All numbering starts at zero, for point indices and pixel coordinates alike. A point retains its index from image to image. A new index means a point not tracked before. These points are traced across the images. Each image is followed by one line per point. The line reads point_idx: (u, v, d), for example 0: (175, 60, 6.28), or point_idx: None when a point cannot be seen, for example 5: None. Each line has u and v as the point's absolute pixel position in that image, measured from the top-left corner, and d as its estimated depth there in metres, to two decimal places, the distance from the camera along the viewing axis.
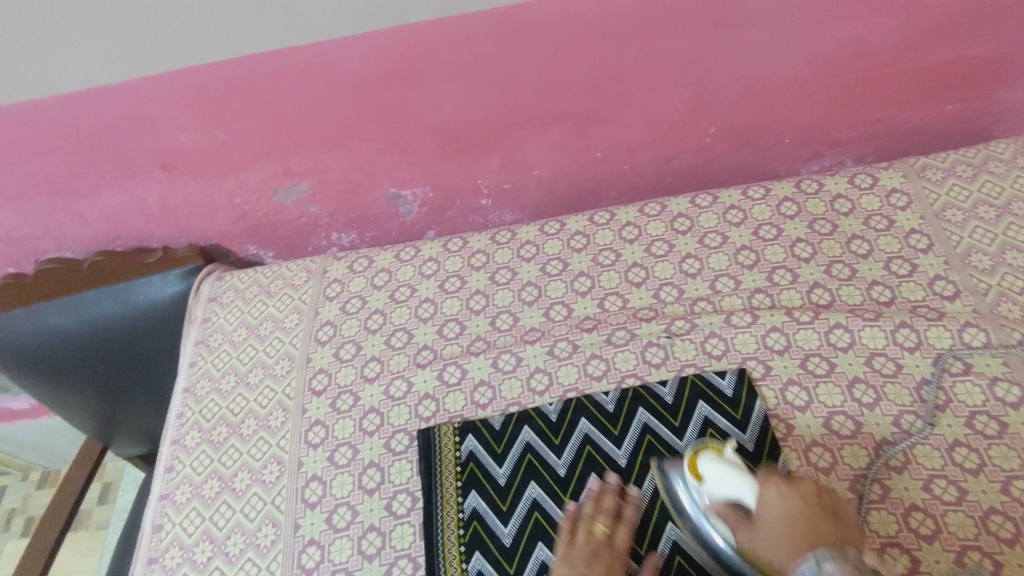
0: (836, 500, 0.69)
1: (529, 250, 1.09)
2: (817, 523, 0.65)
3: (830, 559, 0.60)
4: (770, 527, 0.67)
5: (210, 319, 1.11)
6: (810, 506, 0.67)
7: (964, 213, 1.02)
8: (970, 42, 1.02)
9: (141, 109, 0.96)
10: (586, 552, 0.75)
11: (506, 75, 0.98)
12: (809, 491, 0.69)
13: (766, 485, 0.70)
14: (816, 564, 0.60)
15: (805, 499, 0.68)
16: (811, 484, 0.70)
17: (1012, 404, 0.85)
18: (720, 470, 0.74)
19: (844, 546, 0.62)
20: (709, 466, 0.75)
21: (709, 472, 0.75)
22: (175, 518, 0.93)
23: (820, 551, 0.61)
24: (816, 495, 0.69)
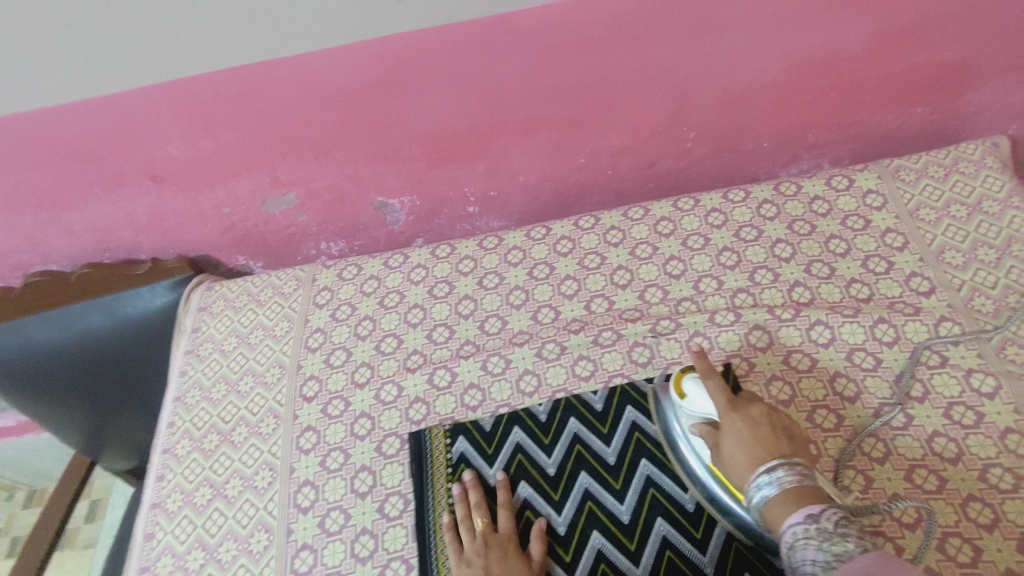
0: (784, 418, 0.77)
1: (516, 254, 1.11)
2: (770, 438, 0.74)
3: (781, 468, 0.70)
4: (728, 447, 0.75)
5: (200, 328, 1.12)
6: (762, 424, 0.75)
7: (937, 212, 1.06)
8: (937, 47, 1.05)
9: (129, 120, 0.97)
10: (477, 549, 0.81)
11: (490, 83, 1.01)
12: (761, 412, 0.77)
13: (727, 408, 0.78)
14: (769, 473, 0.70)
15: (758, 420, 0.76)
16: (762, 404, 0.78)
17: (987, 394, 0.87)
18: (702, 389, 0.81)
19: (792, 455, 0.71)
20: (692, 386, 0.83)
21: (692, 391, 0.82)
22: (167, 526, 0.93)
23: (771, 462, 0.71)
24: (768, 414, 0.77)
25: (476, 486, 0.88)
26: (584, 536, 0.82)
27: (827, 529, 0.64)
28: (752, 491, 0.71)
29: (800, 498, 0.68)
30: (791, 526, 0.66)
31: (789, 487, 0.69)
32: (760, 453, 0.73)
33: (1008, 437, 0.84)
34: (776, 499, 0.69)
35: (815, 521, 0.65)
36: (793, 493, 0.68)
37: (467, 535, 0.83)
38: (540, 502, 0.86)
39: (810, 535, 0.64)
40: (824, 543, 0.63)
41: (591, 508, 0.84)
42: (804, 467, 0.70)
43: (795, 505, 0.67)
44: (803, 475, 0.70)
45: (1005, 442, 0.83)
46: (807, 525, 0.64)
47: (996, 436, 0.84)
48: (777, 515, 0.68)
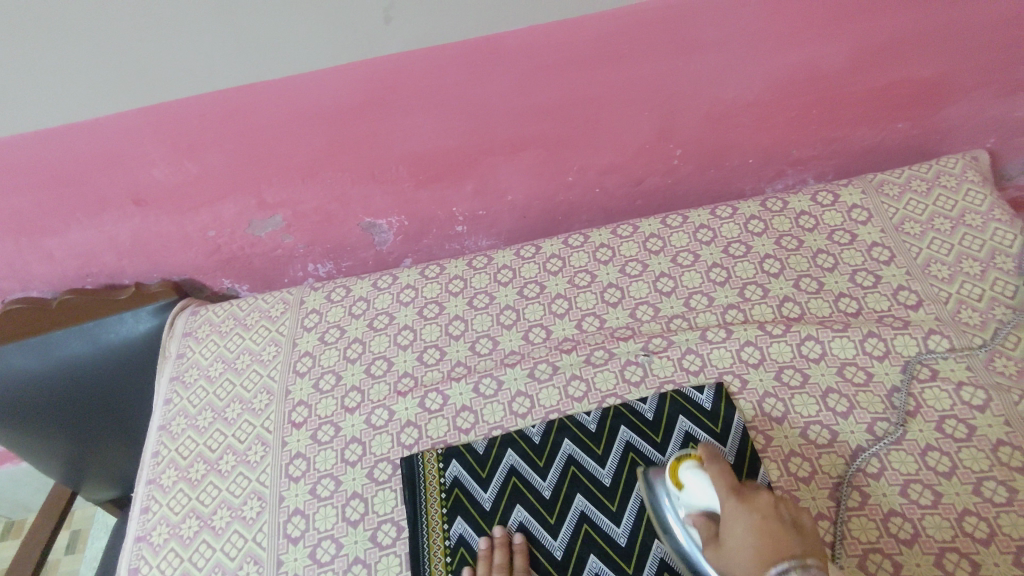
0: (794, 510, 0.68)
1: (505, 274, 1.11)
2: (780, 536, 0.64)
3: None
4: (734, 545, 0.65)
5: (185, 354, 1.10)
6: (771, 518, 0.66)
7: (922, 226, 1.07)
8: (915, 64, 1.07)
9: (112, 144, 0.95)
10: None
11: (477, 104, 1.01)
12: (768, 503, 0.67)
13: (730, 499, 0.68)
14: None
15: (765, 512, 0.66)
16: (769, 495, 0.69)
17: (979, 407, 0.88)
18: (703, 478, 0.72)
19: (806, 559, 0.62)
20: (690, 475, 0.73)
21: (691, 481, 0.73)
22: (152, 560, 0.90)
23: (784, 567, 0.61)
24: (776, 506, 0.68)
25: (504, 545, 0.82)
26: (582, 561, 0.81)
27: None
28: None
29: None
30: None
31: None
32: (771, 554, 0.62)
33: (1000, 450, 0.84)
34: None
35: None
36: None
37: None
38: (537, 526, 0.84)
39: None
40: None
41: (587, 531, 0.83)
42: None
43: None
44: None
45: (997, 455, 0.84)
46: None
47: (988, 449, 0.84)
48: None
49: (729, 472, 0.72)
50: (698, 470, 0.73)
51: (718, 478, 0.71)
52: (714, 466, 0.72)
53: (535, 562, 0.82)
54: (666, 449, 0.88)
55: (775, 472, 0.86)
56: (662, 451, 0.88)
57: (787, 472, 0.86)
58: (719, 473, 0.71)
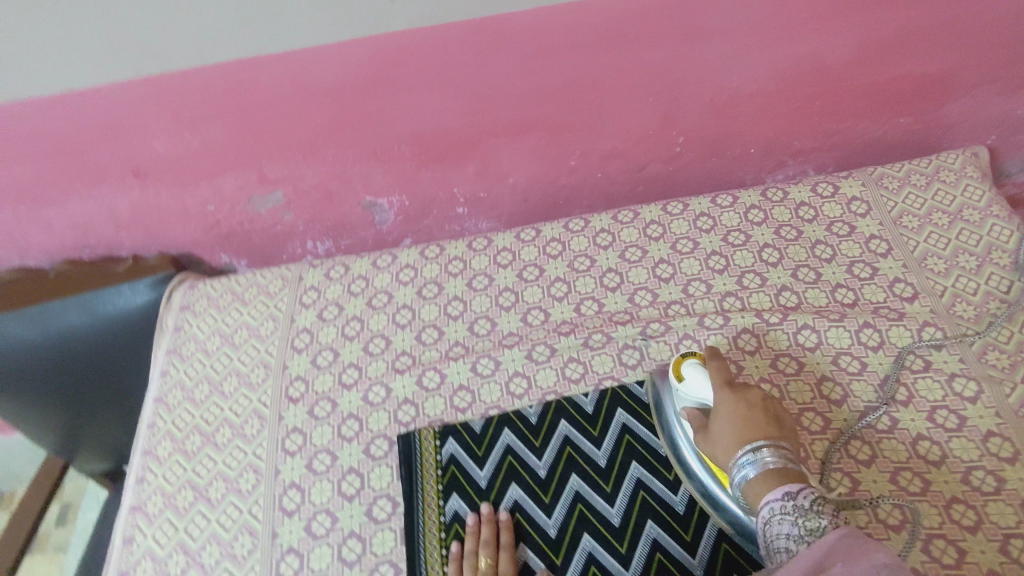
0: (780, 410, 0.77)
1: (505, 256, 1.11)
2: (761, 422, 0.75)
3: (765, 449, 0.71)
4: (719, 425, 0.77)
5: (182, 328, 1.09)
6: (756, 409, 0.76)
7: (920, 219, 1.08)
8: (918, 58, 1.07)
9: (113, 114, 0.95)
10: None
11: (481, 84, 1.00)
12: (757, 398, 0.78)
13: (723, 390, 0.79)
14: (753, 452, 0.72)
15: (752, 403, 0.77)
16: (759, 391, 0.79)
17: (970, 398, 0.89)
18: (701, 373, 0.83)
19: (779, 440, 0.72)
20: (691, 370, 0.84)
21: (691, 375, 0.84)
22: (147, 530, 0.90)
23: (758, 442, 0.72)
24: (764, 401, 0.78)
25: (491, 522, 0.83)
26: (575, 540, 0.81)
27: (802, 505, 0.65)
28: (735, 470, 0.73)
29: (777, 478, 0.69)
30: (767, 502, 0.68)
31: (770, 467, 0.70)
32: (749, 433, 0.74)
33: (990, 440, 0.85)
34: (757, 478, 0.70)
35: (791, 497, 0.66)
36: (775, 473, 0.70)
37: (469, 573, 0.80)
38: (531, 504, 0.85)
39: (785, 510, 0.66)
40: (799, 518, 0.64)
41: (581, 511, 0.84)
42: (789, 453, 0.71)
43: (773, 484, 0.69)
44: (787, 458, 0.71)
45: (987, 445, 0.85)
46: (782, 501, 0.66)
47: (978, 440, 0.86)
48: (755, 494, 0.70)
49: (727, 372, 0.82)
50: (700, 367, 0.84)
51: (715, 373, 0.82)
52: (715, 365, 0.83)
53: (529, 540, 0.82)
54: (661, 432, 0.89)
55: None
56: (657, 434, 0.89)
57: None
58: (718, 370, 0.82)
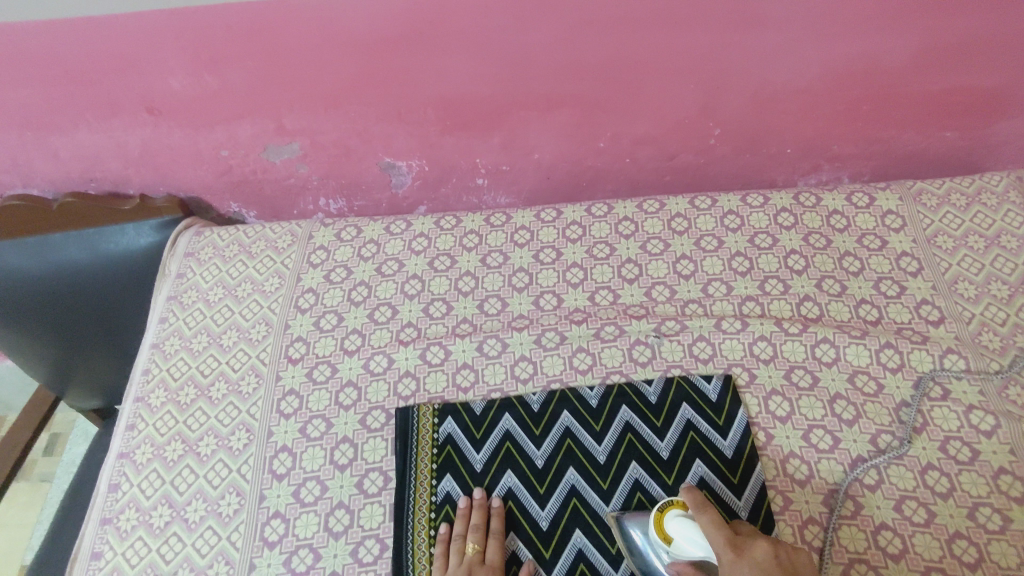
0: (794, 554, 0.61)
1: (523, 235, 1.07)
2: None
3: None
4: None
5: (185, 275, 1.07)
6: (770, 568, 0.59)
7: (955, 241, 1.04)
8: (977, 71, 1.02)
9: (131, 44, 0.90)
10: None
11: (517, 52, 0.96)
12: (767, 552, 0.60)
13: (726, 554, 0.61)
14: None
15: (765, 567, 0.59)
16: (765, 541, 0.62)
17: (985, 432, 0.86)
18: (689, 531, 0.68)
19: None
20: (677, 525, 0.69)
21: (678, 533, 0.68)
22: (134, 478, 0.89)
23: None
24: (774, 552, 0.61)
25: (482, 507, 0.81)
26: (567, 534, 0.80)
27: None
28: None
29: None
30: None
31: None
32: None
33: (1000, 478, 0.83)
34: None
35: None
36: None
37: (455, 557, 0.78)
38: (525, 494, 0.83)
39: None
40: None
41: (576, 505, 0.82)
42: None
43: None
44: None
45: (997, 482, 0.82)
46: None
47: (989, 476, 0.83)
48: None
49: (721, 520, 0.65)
50: (688, 521, 0.68)
51: (710, 529, 0.64)
52: (703, 516, 0.66)
53: (519, 530, 0.81)
54: (665, 435, 0.87)
55: (772, 471, 0.85)
56: (661, 436, 0.86)
57: (784, 473, 0.84)
58: (709, 523, 0.65)
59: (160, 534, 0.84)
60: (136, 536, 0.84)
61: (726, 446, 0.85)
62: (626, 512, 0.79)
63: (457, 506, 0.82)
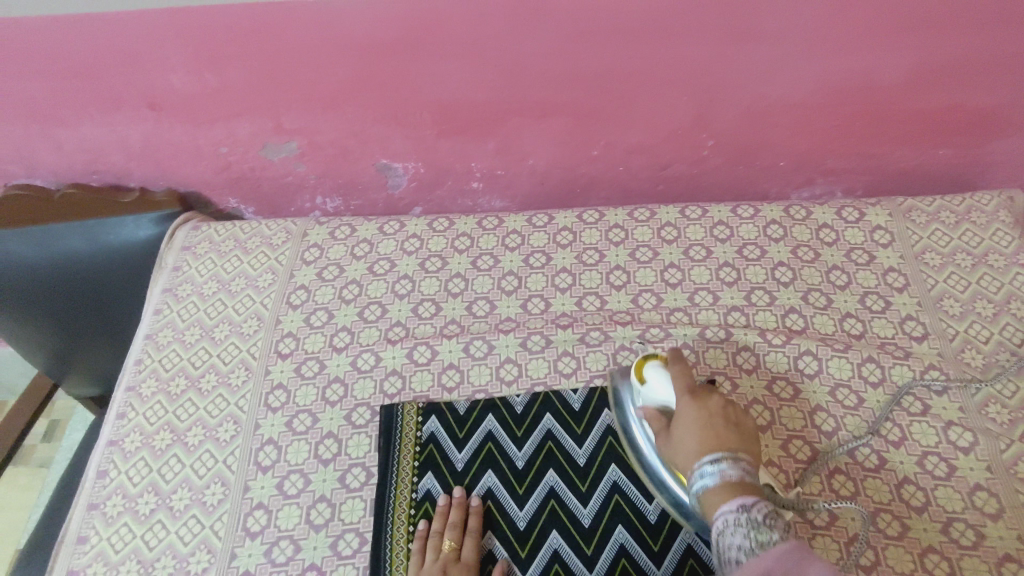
0: (741, 416, 0.77)
1: (514, 239, 1.09)
2: (723, 434, 0.73)
3: (725, 461, 0.69)
4: (682, 442, 0.74)
5: (181, 268, 1.09)
6: (716, 416, 0.75)
7: (942, 258, 1.04)
8: (969, 91, 1.03)
9: (134, 40, 0.93)
10: (434, 571, 0.77)
11: (512, 59, 0.97)
12: (718, 405, 0.77)
13: (686, 397, 0.78)
14: (713, 463, 0.69)
15: (714, 412, 0.76)
16: (721, 399, 0.78)
17: (963, 449, 0.87)
18: (663, 376, 0.81)
19: (738, 451, 0.71)
20: (654, 373, 0.82)
21: (653, 377, 0.82)
22: (122, 465, 0.91)
23: (716, 453, 0.70)
24: (726, 409, 0.77)
25: (460, 506, 0.83)
26: (543, 534, 0.81)
27: (756, 519, 0.63)
28: (694, 477, 0.70)
29: (737, 491, 0.67)
30: (721, 513, 0.65)
31: (731, 479, 0.68)
32: (710, 444, 0.72)
33: (976, 494, 0.83)
34: (714, 488, 0.68)
35: (746, 510, 0.63)
36: (734, 485, 0.67)
37: (432, 553, 0.79)
38: (504, 494, 0.84)
39: (738, 522, 0.63)
40: (751, 531, 0.61)
41: (553, 508, 0.83)
42: (749, 464, 0.70)
43: (730, 496, 0.66)
44: (747, 471, 0.69)
45: (973, 498, 0.83)
46: (737, 513, 0.63)
47: (965, 492, 0.83)
48: (711, 505, 0.67)
49: (691, 376, 0.81)
50: (663, 370, 0.82)
51: (679, 377, 0.80)
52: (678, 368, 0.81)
53: (496, 529, 0.82)
54: None
55: None
56: None
57: None
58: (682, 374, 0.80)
59: (145, 521, 0.85)
60: (122, 522, 0.86)
61: None
62: (619, 373, 0.91)
63: (436, 503, 0.84)
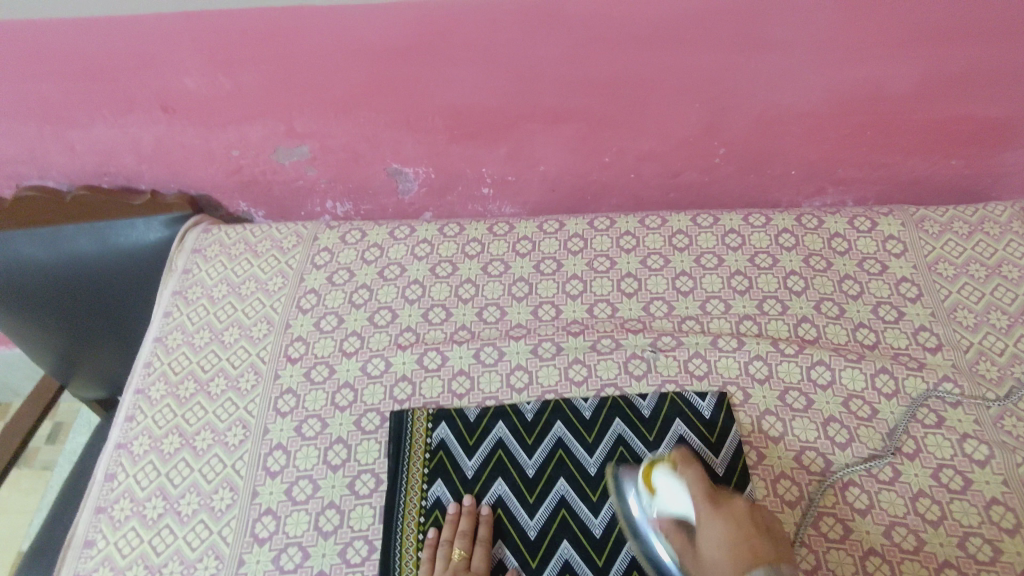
0: (765, 516, 0.68)
1: (525, 245, 1.08)
2: (756, 544, 0.63)
3: None
4: (713, 561, 0.63)
5: (191, 271, 1.08)
6: (743, 523, 0.65)
7: (956, 268, 1.04)
8: (982, 101, 1.03)
9: (149, 43, 0.93)
10: None
11: (526, 65, 0.97)
12: (742, 508, 0.67)
13: (706, 504, 0.68)
14: None
15: (740, 519, 0.66)
16: (743, 501, 0.69)
17: (979, 462, 0.86)
18: (675, 483, 0.72)
19: (780, 564, 0.61)
20: (662, 478, 0.73)
21: (663, 484, 0.72)
22: (130, 469, 0.90)
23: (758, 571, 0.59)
24: (750, 513, 0.67)
25: (471, 514, 0.82)
26: (554, 544, 0.80)
27: None
28: None
29: None
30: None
31: None
32: (747, 561, 0.61)
33: (992, 508, 0.82)
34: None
35: None
36: None
37: (442, 562, 0.79)
38: (514, 502, 0.84)
39: None
40: None
41: (564, 517, 0.82)
42: None
43: None
44: None
45: (988, 513, 0.82)
46: None
47: (980, 506, 0.82)
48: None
49: (706, 479, 0.71)
50: (673, 473, 0.73)
51: (694, 484, 0.70)
52: (690, 473, 0.72)
53: (507, 538, 0.81)
54: (657, 449, 0.87)
55: (762, 490, 0.85)
56: (653, 451, 0.87)
57: (774, 493, 0.84)
58: (696, 480, 0.71)
59: (152, 526, 0.85)
60: (129, 526, 0.85)
61: (718, 463, 0.85)
62: (624, 467, 0.83)
63: (446, 511, 0.83)
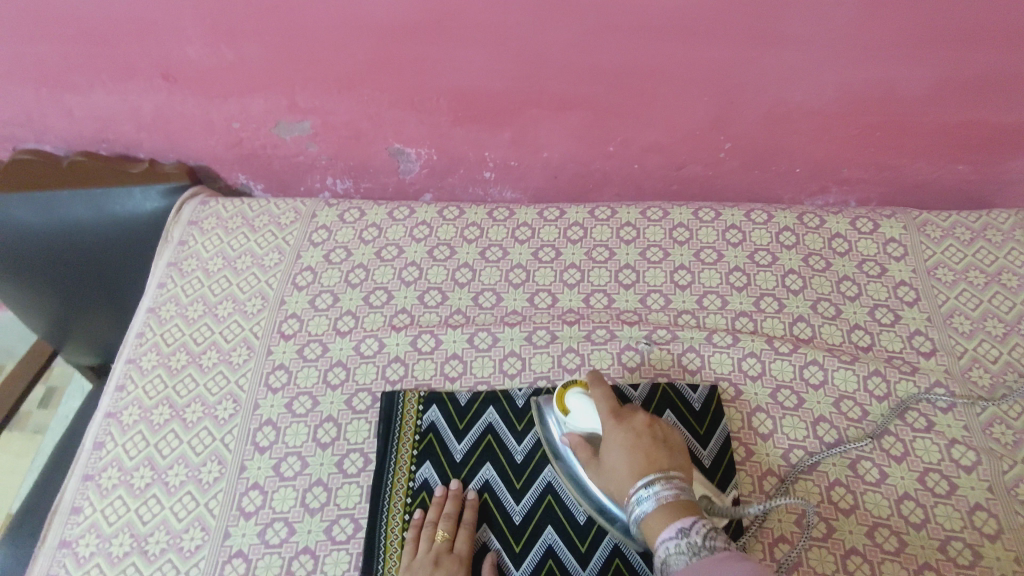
0: (667, 430, 0.76)
1: (524, 232, 1.08)
2: (652, 453, 0.72)
3: (659, 483, 0.68)
4: (616, 470, 0.73)
5: (187, 242, 1.08)
6: (643, 434, 0.74)
7: (955, 274, 1.03)
8: (992, 107, 1.01)
9: (152, 10, 0.92)
10: (426, 561, 0.76)
11: (532, 50, 0.96)
12: (644, 422, 0.75)
13: (610, 420, 0.77)
14: (648, 487, 0.68)
15: (638, 429, 0.75)
16: (645, 415, 0.76)
17: (966, 468, 0.86)
18: (588, 405, 0.80)
19: (670, 469, 0.70)
20: (577, 402, 0.81)
21: (577, 407, 0.81)
22: (118, 438, 0.90)
23: (650, 476, 0.69)
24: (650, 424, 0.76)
25: (457, 498, 0.82)
26: (538, 530, 0.80)
27: (696, 542, 0.63)
28: (632, 504, 0.69)
29: (675, 511, 0.67)
30: (663, 541, 0.65)
31: (667, 501, 0.67)
32: (643, 467, 0.71)
33: (975, 513, 0.82)
34: (653, 512, 0.67)
35: (685, 534, 0.64)
36: (671, 505, 0.67)
37: (426, 543, 0.79)
38: (501, 487, 0.84)
39: (681, 548, 0.63)
40: (693, 557, 0.62)
41: (550, 502, 0.82)
42: (682, 481, 0.69)
43: (669, 518, 0.66)
44: (680, 488, 0.69)
45: (972, 518, 0.82)
46: (677, 539, 0.64)
47: (964, 511, 0.82)
48: (652, 527, 0.67)
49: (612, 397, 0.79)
50: (584, 395, 0.81)
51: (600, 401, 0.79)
52: (598, 391, 0.80)
53: (493, 522, 0.81)
54: None
55: (747, 486, 0.85)
56: None
57: (759, 489, 0.85)
58: (602, 397, 0.79)
59: (140, 495, 0.85)
60: (116, 494, 0.86)
61: (705, 454, 0.86)
62: (544, 397, 0.89)
63: (433, 493, 0.83)
